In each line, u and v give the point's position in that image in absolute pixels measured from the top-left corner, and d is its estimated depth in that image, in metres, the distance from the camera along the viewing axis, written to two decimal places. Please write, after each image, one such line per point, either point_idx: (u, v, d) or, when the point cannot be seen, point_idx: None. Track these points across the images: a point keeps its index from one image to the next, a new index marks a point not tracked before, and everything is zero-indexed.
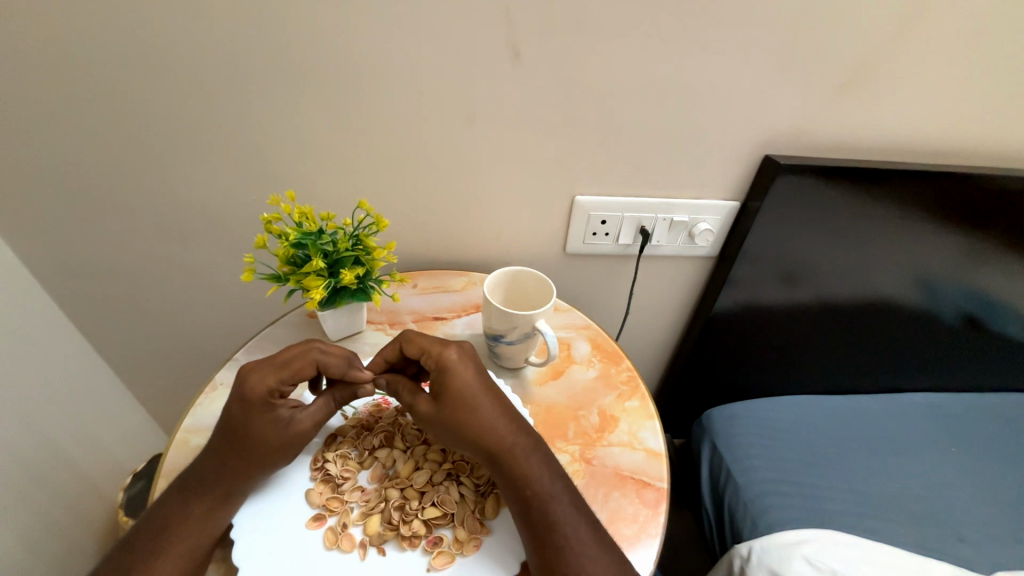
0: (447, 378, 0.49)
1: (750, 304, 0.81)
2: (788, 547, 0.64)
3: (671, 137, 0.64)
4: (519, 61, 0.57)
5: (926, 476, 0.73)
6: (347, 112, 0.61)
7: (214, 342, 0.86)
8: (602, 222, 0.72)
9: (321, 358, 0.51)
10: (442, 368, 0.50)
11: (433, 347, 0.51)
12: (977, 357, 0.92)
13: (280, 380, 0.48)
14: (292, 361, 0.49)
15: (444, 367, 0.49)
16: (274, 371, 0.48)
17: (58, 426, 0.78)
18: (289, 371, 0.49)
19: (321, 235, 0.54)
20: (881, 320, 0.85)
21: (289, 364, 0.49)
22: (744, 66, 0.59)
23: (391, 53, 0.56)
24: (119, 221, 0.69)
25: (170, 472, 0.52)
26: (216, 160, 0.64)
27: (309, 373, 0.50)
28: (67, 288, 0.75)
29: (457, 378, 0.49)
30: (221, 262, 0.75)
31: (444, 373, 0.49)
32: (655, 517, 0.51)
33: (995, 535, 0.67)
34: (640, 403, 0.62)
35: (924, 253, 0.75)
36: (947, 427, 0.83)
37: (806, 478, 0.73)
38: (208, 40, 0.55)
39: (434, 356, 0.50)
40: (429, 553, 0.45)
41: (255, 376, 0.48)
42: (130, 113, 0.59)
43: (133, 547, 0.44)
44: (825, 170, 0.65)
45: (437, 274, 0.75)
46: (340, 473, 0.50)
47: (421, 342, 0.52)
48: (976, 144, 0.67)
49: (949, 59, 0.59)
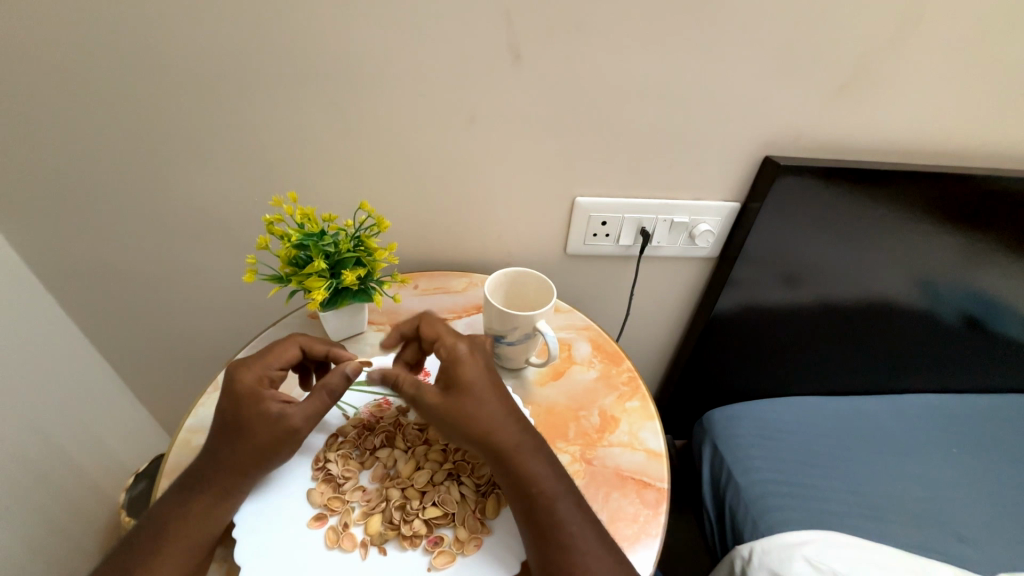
0: (458, 372, 0.49)
1: (750, 305, 0.81)
2: (790, 547, 0.64)
3: (672, 138, 0.65)
4: (520, 62, 0.58)
5: (928, 477, 0.73)
6: (348, 113, 0.61)
7: (215, 342, 0.86)
8: (602, 223, 0.73)
9: (303, 341, 0.53)
10: (454, 360, 0.50)
11: (447, 337, 0.51)
12: (977, 357, 0.92)
13: (267, 366, 0.50)
14: (274, 348, 0.51)
15: (456, 360, 0.50)
16: (258, 360, 0.50)
17: (60, 426, 0.78)
18: (274, 357, 0.51)
19: (322, 236, 0.55)
20: (882, 320, 0.84)
21: (271, 351, 0.51)
22: (743, 66, 0.59)
23: (393, 54, 0.57)
24: (120, 221, 0.69)
25: (171, 471, 0.52)
26: (218, 161, 0.64)
27: (294, 356, 0.52)
28: (68, 288, 0.76)
29: (467, 372, 0.49)
30: (223, 263, 0.75)
31: (456, 366, 0.49)
32: (655, 517, 0.51)
33: (996, 536, 0.67)
34: (641, 403, 0.62)
35: (924, 253, 0.75)
36: (949, 428, 0.83)
37: (808, 478, 0.73)
38: (209, 41, 0.55)
39: (447, 347, 0.51)
40: (430, 553, 0.46)
41: (241, 369, 0.49)
42: (132, 113, 0.60)
43: (133, 547, 0.44)
44: (825, 171, 0.65)
45: (438, 275, 0.76)
46: (341, 473, 0.50)
47: (439, 326, 0.53)
48: (977, 144, 0.67)
49: (948, 61, 0.59)
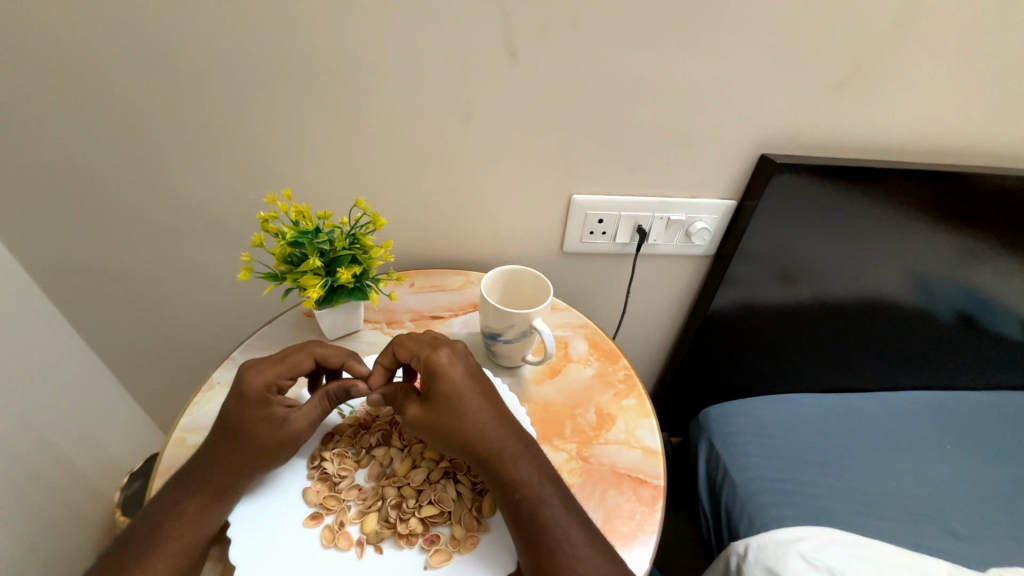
0: (437, 383, 0.48)
1: (747, 303, 0.82)
2: (785, 544, 0.64)
3: (668, 136, 0.65)
4: (516, 60, 0.57)
5: (923, 474, 0.74)
6: (344, 110, 0.61)
7: (211, 341, 0.86)
8: (599, 221, 0.72)
9: (318, 352, 0.53)
10: (431, 372, 0.49)
11: (423, 351, 0.50)
12: (971, 354, 0.92)
13: (279, 373, 0.49)
14: (289, 356, 0.51)
15: (434, 371, 0.49)
16: (272, 365, 0.49)
17: (55, 426, 0.78)
18: (288, 366, 0.50)
19: (317, 233, 0.54)
20: (878, 317, 0.85)
21: (286, 359, 0.50)
22: (740, 65, 0.59)
23: (388, 50, 0.56)
24: (114, 219, 0.68)
25: (165, 471, 0.52)
26: (213, 159, 0.64)
27: (308, 368, 0.52)
28: (61, 287, 0.75)
29: (446, 382, 0.48)
30: (219, 261, 0.75)
31: (434, 377, 0.49)
32: (652, 515, 0.51)
33: (990, 532, 0.68)
34: (637, 401, 0.62)
35: (919, 251, 0.75)
36: (943, 425, 0.83)
37: (803, 476, 0.74)
38: (202, 38, 0.54)
39: (424, 359, 0.50)
40: (426, 552, 0.46)
41: (253, 373, 0.49)
42: (126, 111, 0.59)
43: (128, 547, 0.44)
44: (821, 169, 0.65)
45: (434, 273, 0.75)
46: (337, 472, 0.50)
47: (411, 345, 0.52)
48: (971, 142, 0.67)
49: (943, 60, 0.59)
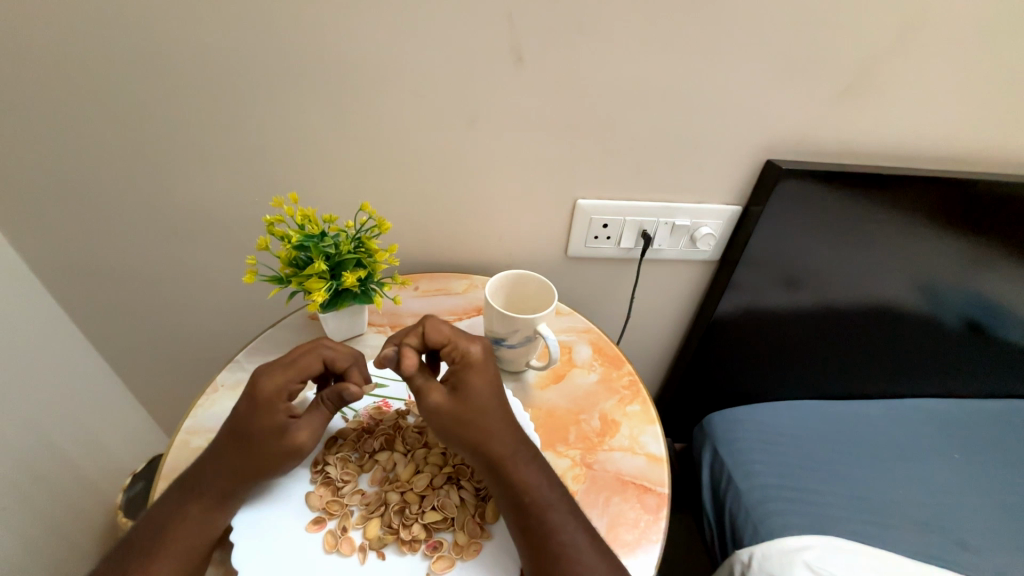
0: (467, 377, 0.49)
1: (751, 309, 0.81)
2: (789, 553, 0.63)
3: (674, 140, 0.64)
4: (522, 65, 0.58)
5: (929, 483, 0.73)
6: (349, 114, 0.61)
7: (214, 343, 0.86)
8: (603, 226, 0.72)
9: (327, 353, 0.52)
10: (466, 363, 0.49)
11: (459, 340, 0.50)
12: (977, 362, 0.91)
13: (289, 379, 0.48)
14: (299, 359, 0.50)
15: (468, 365, 0.49)
16: (283, 370, 0.49)
17: (59, 427, 0.78)
18: (298, 369, 0.49)
19: (323, 237, 0.54)
20: (883, 324, 0.84)
21: (296, 362, 0.49)
22: (745, 71, 0.59)
23: (394, 54, 0.56)
24: (120, 222, 0.69)
25: (169, 474, 0.52)
26: (219, 162, 0.64)
27: (316, 370, 0.51)
28: (66, 288, 0.75)
29: (476, 378, 0.49)
30: (223, 264, 0.75)
31: (467, 370, 0.49)
32: (656, 523, 0.50)
33: (997, 542, 0.67)
34: (642, 407, 0.61)
35: (925, 257, 0.75)
36: (949, 433, 0.83)
37: (808, 484, 0.73)
38: (209, 42, 0.55)
39: (460, 350, 0.49)
40: (429, 558, 0.45)
41: (265, 377, 0.48)
42: (133, 113, 0.59)
43: (130, 548, 0.44)
44: (826, 175, 0.65)
45: (438, 277, 0.75)
46: (340, 477, 0.50)
47: (446, 330, 0.50)
48: (978, 149, 0.66)
49: (950, 66, 0.59)
